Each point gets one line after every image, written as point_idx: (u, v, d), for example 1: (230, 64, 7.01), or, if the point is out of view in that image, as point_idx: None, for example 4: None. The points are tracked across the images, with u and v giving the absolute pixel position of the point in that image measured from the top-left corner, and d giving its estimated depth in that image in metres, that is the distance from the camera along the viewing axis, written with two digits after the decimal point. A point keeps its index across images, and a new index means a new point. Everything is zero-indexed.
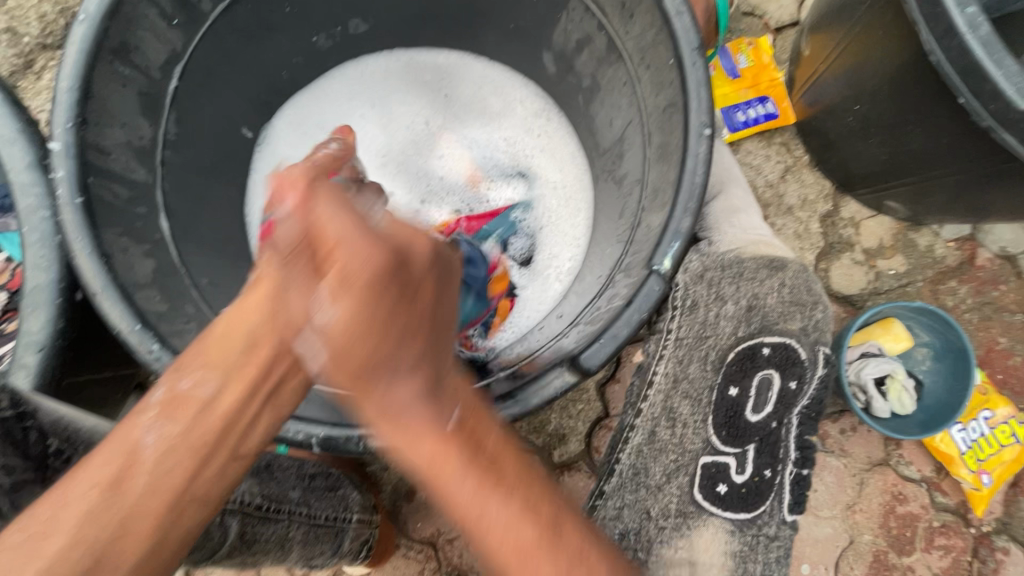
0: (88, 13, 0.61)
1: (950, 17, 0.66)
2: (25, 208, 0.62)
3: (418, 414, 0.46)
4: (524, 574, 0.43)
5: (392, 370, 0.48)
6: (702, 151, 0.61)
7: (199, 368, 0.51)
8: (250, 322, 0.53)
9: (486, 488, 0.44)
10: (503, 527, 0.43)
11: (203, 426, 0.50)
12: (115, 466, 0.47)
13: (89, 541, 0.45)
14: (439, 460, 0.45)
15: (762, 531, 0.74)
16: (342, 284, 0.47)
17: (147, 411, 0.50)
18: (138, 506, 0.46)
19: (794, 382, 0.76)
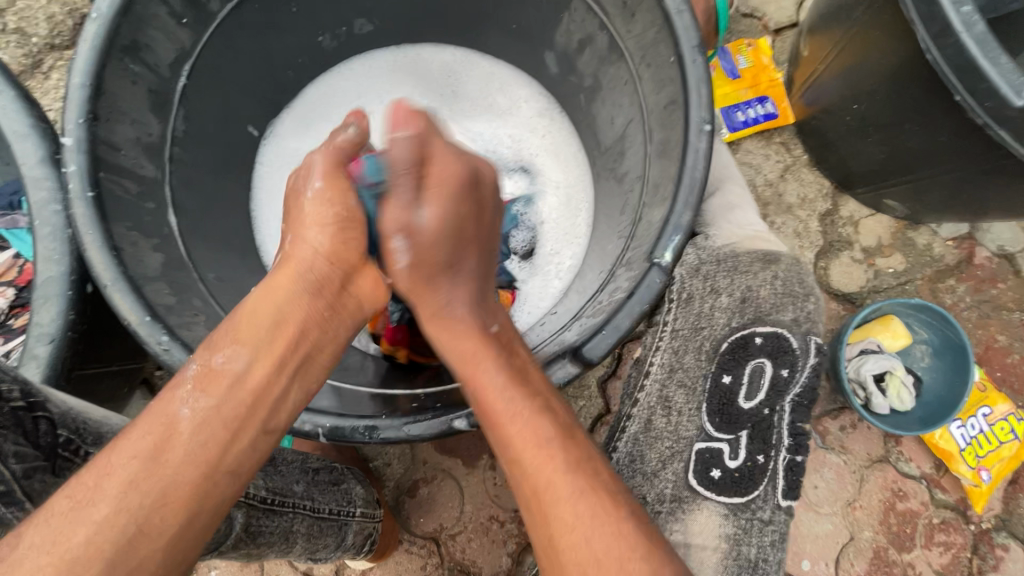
0: (100, 11, 0.62)
1: (945, 16, 0.67)
2: (37, 201, 0.63)
3: (465, 338, 0.59)
4: (538, 463, 0.52)
5: (450, 286, 0.61)
6: (702, 146, 0.62)
7: (230, 345, 0.52)
8: (284, 295, 0.55)
9: (513, 390, 0.54)
10: (517, 426, 0.53)
11: (237, 399, 0.50)
12: (157, 434, 0.47)
13: (132, 509, 0.43)
14: (473, 366, 0.57)
15: (755, 515, 0.72)
16: (420, 244, 0.60)
17: (184, 385, 0.50)
18: (176, 475, 0.45)
19: (786, 370, 0.73)
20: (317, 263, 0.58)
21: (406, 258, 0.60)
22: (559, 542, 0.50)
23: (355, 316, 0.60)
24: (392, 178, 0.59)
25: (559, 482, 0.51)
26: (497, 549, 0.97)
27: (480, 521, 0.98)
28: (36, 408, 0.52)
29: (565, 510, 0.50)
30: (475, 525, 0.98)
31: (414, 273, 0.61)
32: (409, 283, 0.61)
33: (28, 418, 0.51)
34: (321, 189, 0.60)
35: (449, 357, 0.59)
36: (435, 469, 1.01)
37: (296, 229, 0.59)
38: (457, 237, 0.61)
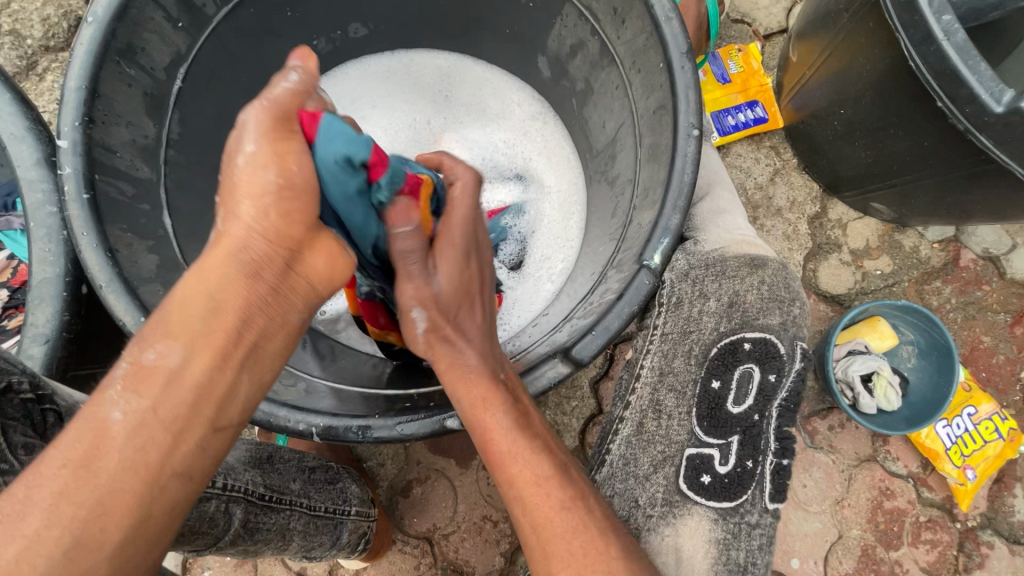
0: (96, 16, 0.63)
1: (928, 24, 0.69)
2: (33, 203, 0.64)
3: (478, 388, 0.57)
4: (536, 498, 0.55)
5: (465, 343, 0.60)
6: (690, 151, 0.63)
7: (162, 339, 0.45)
8: (218, 280, 0.47)
9: (519, 433, 0.56)
10: (519, 466, 0.56)
11: (176, 398, 0.44)
12: (85, 443, 0.42)
13: (66, 521, 0.39)
14: (482, 413, 0.56)
15: (744, 519, 0.72)
16: (437, 305, 0.60)
17: (111, 388, 0.44)
18: (115, 484, 0.41)
19: (774, 375, 0.74)
20: (253, 241, 0.48)
21: (427, 321, 0.60)
22: (554, 571, 0.53)
23: (306, 298, 0.52)
24: (405, 246, 0.59)
25: (555, 518, 0.54)
26: (490, 549, 0.98)
27: (474, 521, 0.99)
28: (43, 400, 0.53)
29: (560, 547, 0.54)
30: (469, 525, 0.99)
31: (433, 336, 0.60)
32: (426, 345, 0.61)
33: (38, 409, 0.52)
34: (255, 155, 0.48)
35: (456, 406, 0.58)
36: (429, 469, 1.02)
37: (225, 199, 0.48)
38: (470, 294, 0.63)
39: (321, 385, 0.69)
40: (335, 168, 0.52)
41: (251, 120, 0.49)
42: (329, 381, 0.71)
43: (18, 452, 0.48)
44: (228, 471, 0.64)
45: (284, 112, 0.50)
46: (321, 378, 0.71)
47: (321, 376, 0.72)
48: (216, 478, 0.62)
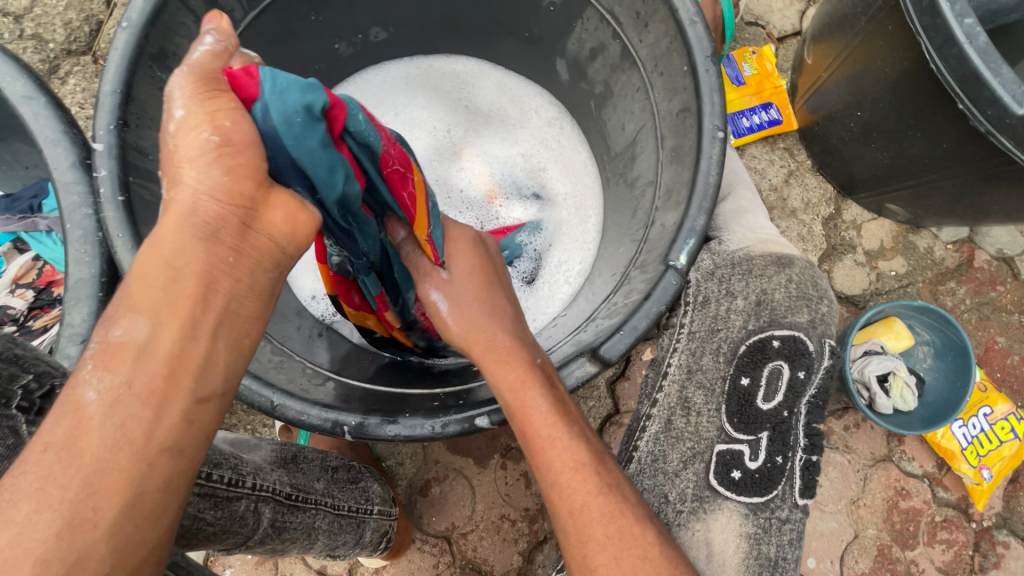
0: (131, 21, 0.64)
1: (949, 27, 0.69)
2: (69, 205, 0.65)
3: (514, 372, 0.59)
4: (575, 485, 0.56)
5: (493, 325, 0.63)
6: (715, 152, 0.64)
7: (126, 314, 0.43)
8: (173, 246, 0.43)
9: (556, 419, 0.57)
10: (557, 451, 0.57)
11: (149, 370, 0.42)
12: (64, 426, 0.40)
13: (55, 503, 0.38)
14: (521, 398, 0.57)
15: (775, 514, 0.73)
16: (456, 289, 0.64)
17: (82, 370, 0.42)
18: (101, 463, 0.39)
19: (803, 372, 0.75)
20: (201, 201, 0.43)
21: (449, 305, 0.64)
22: (591, 556, 0.54)
23: (270, 256, 0.47)
24: (406, 244, 0.65)
25: (592, 504, 0.55)
26: (508, 547, 0.99)
27: (492, 520, 1.00)
28: None
29: (598, 532, 0.55)
30: (487, 524, 1.00)
31: (459, 316, 0.63)
32: (457, 330, 0.63)
33: None
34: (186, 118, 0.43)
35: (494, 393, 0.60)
36: (448, 469, 1.02)
37: (167, 168, 0.44)
38: (488, 276, 0.66)
39: (346, 384, 0.70)
40: (294, 115, 0.47)
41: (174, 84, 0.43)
42: (354, 380, 0.72)
43: None
44: (256, 471, 0.65)
45: (209, 71, 0.45)
46: (346, 377, 0.72)
47: (346, 375, 0.72)
48: (245, 478, 0.62)
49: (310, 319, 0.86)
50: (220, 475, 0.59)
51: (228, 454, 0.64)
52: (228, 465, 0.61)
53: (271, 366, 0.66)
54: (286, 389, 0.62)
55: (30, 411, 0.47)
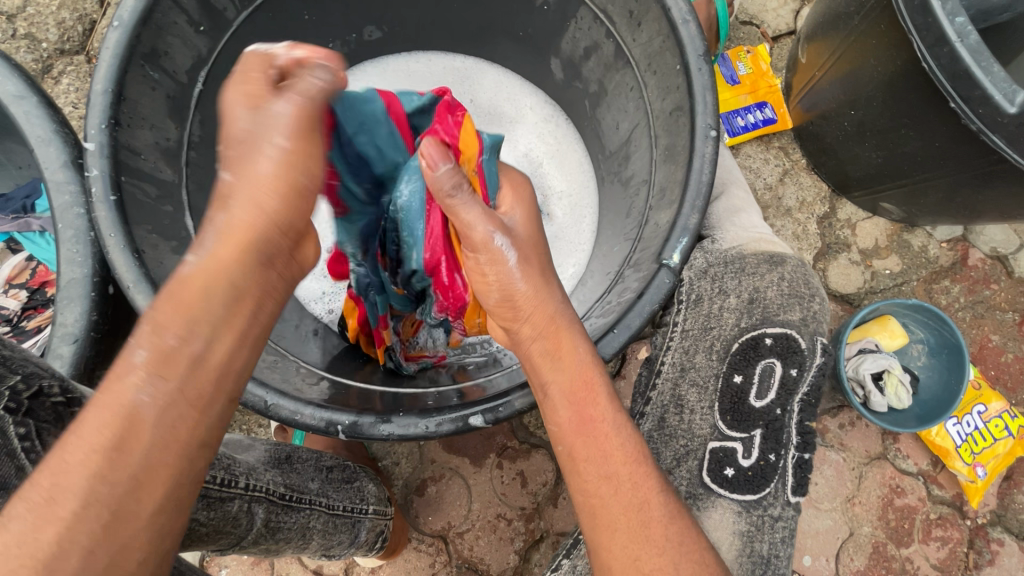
0: (122, 20, 0.64)
1: (940, 26, 0.70)
2: (60, 205, 0.65)
3: (584, 347, 0.56)
4: (634, 477, 0.53)
5: (556, 289, 0.59)
6: (708, 151, 0.64)
7: (183, 323, 0.43)
8: (238, 267, 0.46)
9: (620, 405, 0.55)
10: (619, 439, 0.54)
11: (204, 378, 0.43)
12: (113, 425, 0.39)
13: (103, 499, 0.38)
14: (589, 376, 0.55)
15: (767, 512, 0.73)
16: (523, 243, 0.59)
17: (133, 373, 0.41)
18: (149, 461, 0.39)
19: (795, 369, 0.75)
20: (271, 233, 0.48)
21: (517, 254, 0.57)
22: (643, 560, 0.51)
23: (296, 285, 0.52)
24: (452, 180, 0.55)
25: (653, 501, 0.53)
26: (504, 546, 0.99)
27: (488, 519, 1.00)
28: (74, 403, 0.52)
29: (658, 531, 0.52)
30: (483, 523, 1.00)
31: (528, 267, 0.57)
32: (526, 287, 0.56)
33: (69, 413, 0.51)
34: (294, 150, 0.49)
35: (559, 367, 0.55)
36: (444, 468, 1.02)
37: (243, 187, 0.48)
38: (546, 238, 0.64)
39: (339, 383, 0.70)
40: (363, 123, 0.63)
41: (287, 108, 0.49)
42: (346, 380, 0.71)
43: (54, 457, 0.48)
44: (250, 471, 0.65)
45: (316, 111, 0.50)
46: (339, 377, 0.72)
47: (339, 375, 0.72)
48: (239, 479, 0.62)
49: (304, 317, 0.86)
50: (213, 476, 0.59)
51: (222, 455, 0.63)
52: (222, 465, 0.61)
53: (263, 365, 0.65)
54: (278, 387, 0.62)
55: (17, 412, 0.46)
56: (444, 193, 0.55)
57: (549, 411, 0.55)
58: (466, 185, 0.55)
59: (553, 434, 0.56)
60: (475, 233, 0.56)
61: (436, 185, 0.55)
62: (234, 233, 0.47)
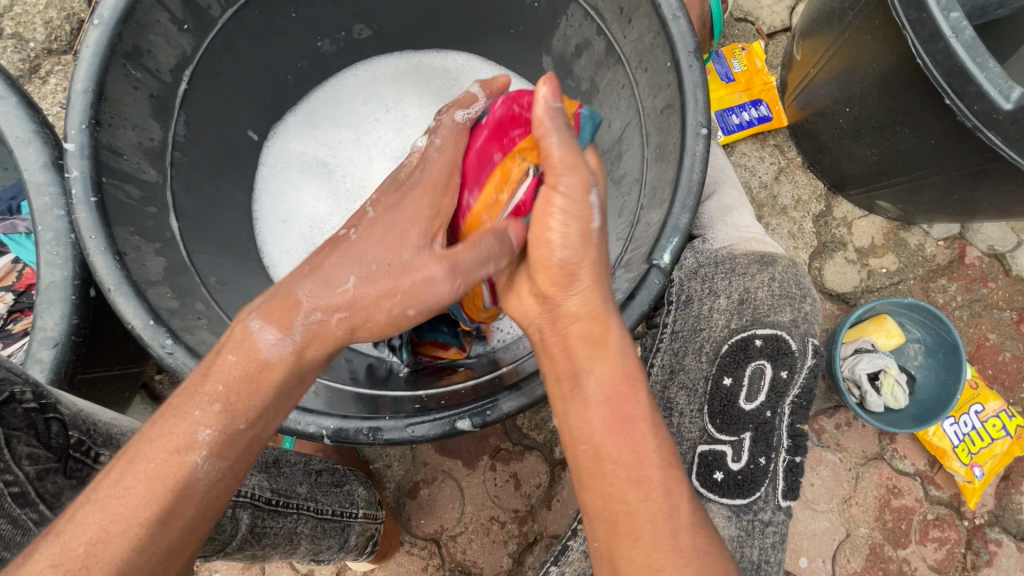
0: (102, 18, 0.63)
1: (935, 22, 0.69)
2: (40, 207, 0.64)
3: (628, 342, 0.54)
4: (665, 483, 0.50)
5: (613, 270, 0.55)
6: (699, 150, 0.63)
7: (248, 408, 0.48)
8: (308, 364, 0.51)
9: (655, 407, 0.53)
10: (655, 441, 0.51)
11: (248, 455, 0.49)
12: (161, 498, 0.44)
13: (139, 567, 0.43)
14: (632, 375, 0.53)
15: (757, 517, 0.72)
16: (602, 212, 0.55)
17: (195, 450, 0.46)
18: (189, 529, 0.46)
19: (785, 372, 0.74)
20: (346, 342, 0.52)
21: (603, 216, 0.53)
22: (668, 569, 0.48)
23: None
24: (559, 118, 0.52)
25: (683, 508, 0.50)
26: (497, 550, 0.98)
27: (481, 521, 0.99)
28: (46, 409, 0.51)
29: (685, 539, 0.49)
30: (476, 526, 0.99)
31: (602, 240, 0.54)
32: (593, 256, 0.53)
33: (42, 419, 0.50)
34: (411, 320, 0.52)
35: (600, 358, 0.52)
36: (436, 471, 1.01)
37: (350, 297, 0.50)
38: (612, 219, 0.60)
39: (328, 386, 0.69)
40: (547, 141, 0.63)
41: (443, 286, 0.51)
42: (333, 383, 0.70)
43: (24, 463, 0.47)
44: None
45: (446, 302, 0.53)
46: (334, 383, 0.70)
47: (326, 377, 0.71)
48: None
49: None
50: None
51: None
52: None
53: None
54: None
55: None
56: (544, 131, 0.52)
57: (581, 402, 0.52)
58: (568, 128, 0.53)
59: (579, 431, 0.52)
60: (575, 174, 0.52)
61: (541, 115, 0.52)
62: (316, 332, 0.50)
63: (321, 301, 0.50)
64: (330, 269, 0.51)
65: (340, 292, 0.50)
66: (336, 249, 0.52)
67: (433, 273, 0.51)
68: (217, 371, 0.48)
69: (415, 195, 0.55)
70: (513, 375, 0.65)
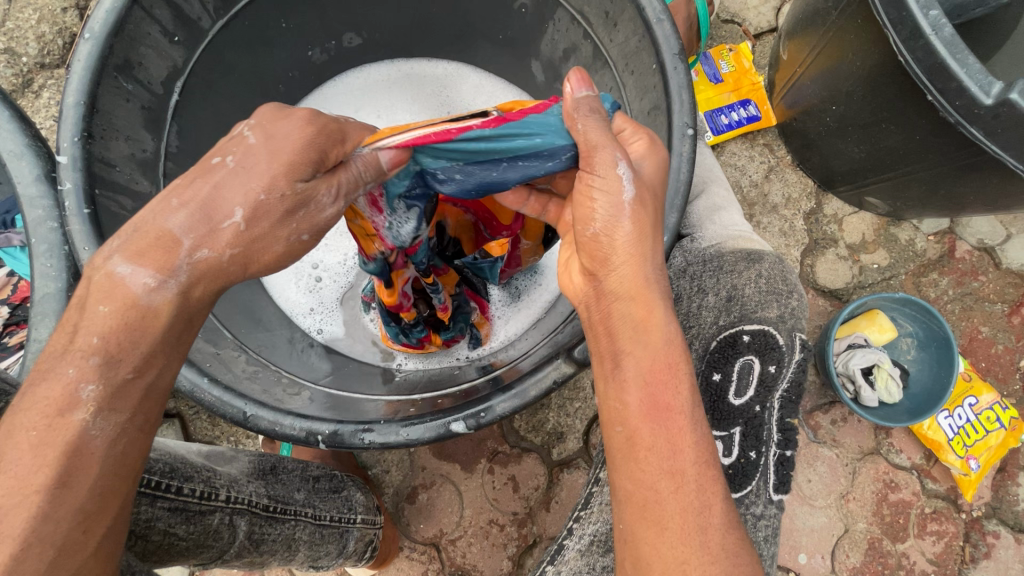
0: (93, 31, 0.64)
1: (915, 20, 0.70)
2: (34, 219, 0.65)
3: (673, 322, 0.50)
4: (699, 481, 0.46)
5: (658, 241, 0.52)
6: (685, 150, 0.63)
7: (141, 355, 0.46)
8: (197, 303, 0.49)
9: (699, 399, 0.49)
10: (693, 436, 0.47)
11: (149, 410, 0.47)
12: (55, 461, 0.42)
13: (47, 537, 0.41)
14: (673, 358, 0.49)
15: (750, 510, 0.72)
16: (645, 187, 0.52)
17: (80, 408, 0.43)
18: (99, 490, 0.43)
19: (773, 366, 0.74)
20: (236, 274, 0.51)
21: (636, 189, 0.51)
22: (691, 566, 0.44)
23: None
24: (592, 106, 0.53)
25: (716, 506, 0.46)
26: (497, 553, 0.98)
27: (480, 525, 0.99)
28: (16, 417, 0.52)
29: (715, 539, 0.45)
30: (475, 529, 0.99)
31: (642, 208, 0.51)
32: (630, 222, 0.51)
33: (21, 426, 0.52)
34: (306, 244, 0.54)
35: (641, 339, 0.49)
36: (434, 475, 1.01)
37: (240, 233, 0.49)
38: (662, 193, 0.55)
39: (323, 393, 0.69)
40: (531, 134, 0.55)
41: (330, 208, 0.53)
42: (331, 390, 0.71)
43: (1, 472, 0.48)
44: (231, 483, 0.64)
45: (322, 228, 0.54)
46: (324, 389, 0.71)
47: (323, 384, 0.73)
48: (219, 491, 0.62)
49: (293, 329, 0.87)
50: (191, 489, 0.59)
51: (201, 467, 0.63)
52: (200, 477, 0.61)
53: (243, 377, 0.65)
54: (258, 399, 0.62)
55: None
56: (578, 112, 0.52)
57: (619, 384, 0.49)
58: (601, 118, 0.52)
59: (615, 413, 0.49)
60: (601, 151, 0.51)
61: (571, 110, 0.52)
62: (203, 270, 0.49)
63: (204, 238, 0.48)
64: (208, 200, 0.49)
65: (228, 227, 0.49)
66: (211, 178, 0.50)
67: (325, 198, 0.52)
68: (88, 325, 0.46)
69: (291, 114, 0.51)
70: (497, 381, 0.65)
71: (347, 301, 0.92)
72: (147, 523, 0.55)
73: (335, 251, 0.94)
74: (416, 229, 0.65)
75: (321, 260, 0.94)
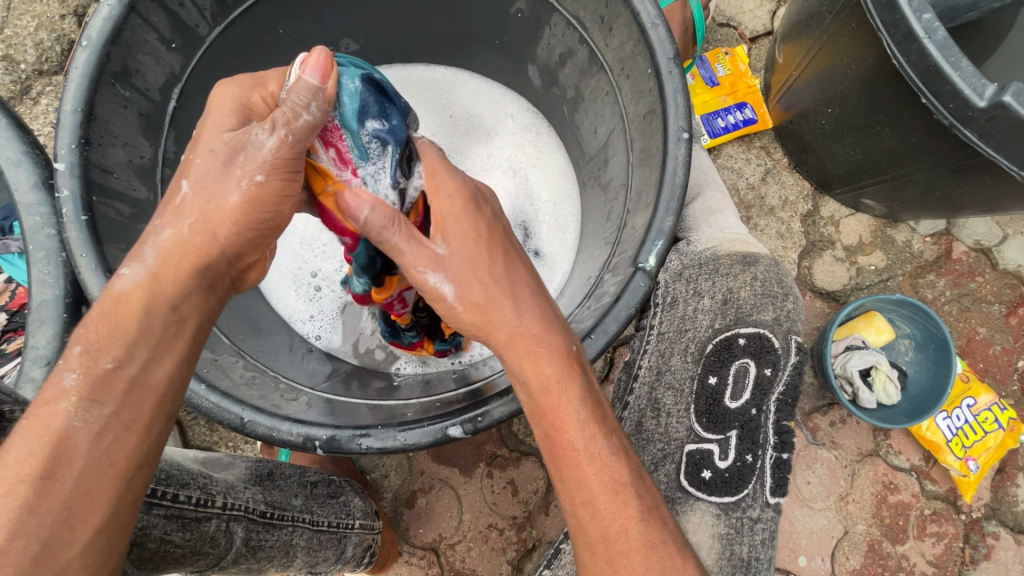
0: (90, 39, 0.64)
1: (908, 23, 0.70)
2: (32, 226, 0.66)
3: (547, 368, 0.53)
4: (610, 506, 0.51)
5: (510, 301, 0.55)
6: (681, 153, 0.63)
7: (119, 346, 0.46)
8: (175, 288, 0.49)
9: (594, 425, 0.52)
10: (592, 467, 0.51)
11: (136, 404, 0.46)
12: (40, 455, 0.43)
13: (32, 530, 0.41)
14: (557, 396, 0.52)
15: (745, 514, 0.73)
16: (460, 269, 0.55)
17: (64, 398, 0.44)
18: (82, 487, 0.43)
19: (768, 369, 0.76)
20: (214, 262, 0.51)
21: (452, 281, 0.55)
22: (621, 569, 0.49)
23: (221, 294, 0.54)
24: (378, 214, 0.54)
25: (631, 530, 0.50)
26: (496, 557, 0.98)
27: (480, 529, 0.99)
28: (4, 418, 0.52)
29: (637, 562, 0.49)
30: (474, 534, 0.99)
31: (466, 296, 0.55)
32: (466, 312, 0.55)
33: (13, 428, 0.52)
34: (264, 185, 0.51)
35: (527, 388, 0.53)
36: (433, 479, 1.01)
37: (194, 201, 0.51)
38: (484, 237, 0.57)
39: (322, 399, 0.69)
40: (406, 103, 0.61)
41: (270, 141, 0.50)
42: (330, 395, 0.71)
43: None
44: (228, 490, 0.64)
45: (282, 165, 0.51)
46: (322, 394, 0.71)
47: (321, 390, 0.72)
48: (216, 497, 0.61)
49: (292, 335, 0.87)
50: (188, 496, 0.58)
51: (198, 474, 0.63)
52: (196, 485, 0.61)
53: (241, 383, 0.65)
54: (256, 404, 0.61)
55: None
56: (375, 231, 0.54)
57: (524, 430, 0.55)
58: (388, 225, 0.54)
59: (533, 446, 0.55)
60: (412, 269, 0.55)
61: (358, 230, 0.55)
62: (174, 255, 0.50)
63: (167, 218, 0.51)
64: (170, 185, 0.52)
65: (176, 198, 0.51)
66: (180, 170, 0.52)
67: (261, 134, 0.50)
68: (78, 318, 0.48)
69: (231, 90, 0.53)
70: (476, 395, 0.65)
71: (346, 308, 0.91)
72: (144, 530, 0.54)
73: (333, 258, 0.93)
74: (392, 180, 0.59)
75: (319, 268, 0.93)
